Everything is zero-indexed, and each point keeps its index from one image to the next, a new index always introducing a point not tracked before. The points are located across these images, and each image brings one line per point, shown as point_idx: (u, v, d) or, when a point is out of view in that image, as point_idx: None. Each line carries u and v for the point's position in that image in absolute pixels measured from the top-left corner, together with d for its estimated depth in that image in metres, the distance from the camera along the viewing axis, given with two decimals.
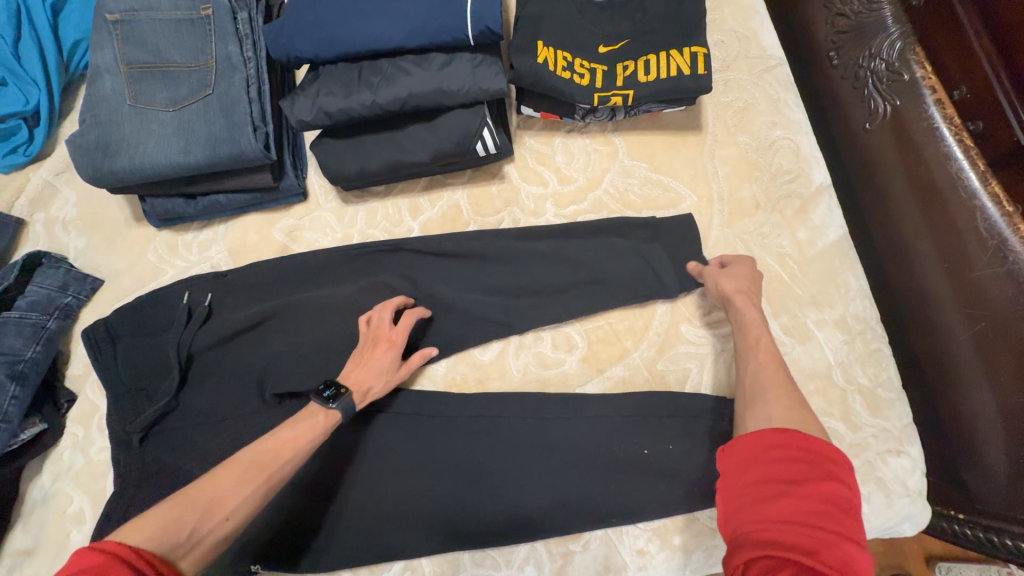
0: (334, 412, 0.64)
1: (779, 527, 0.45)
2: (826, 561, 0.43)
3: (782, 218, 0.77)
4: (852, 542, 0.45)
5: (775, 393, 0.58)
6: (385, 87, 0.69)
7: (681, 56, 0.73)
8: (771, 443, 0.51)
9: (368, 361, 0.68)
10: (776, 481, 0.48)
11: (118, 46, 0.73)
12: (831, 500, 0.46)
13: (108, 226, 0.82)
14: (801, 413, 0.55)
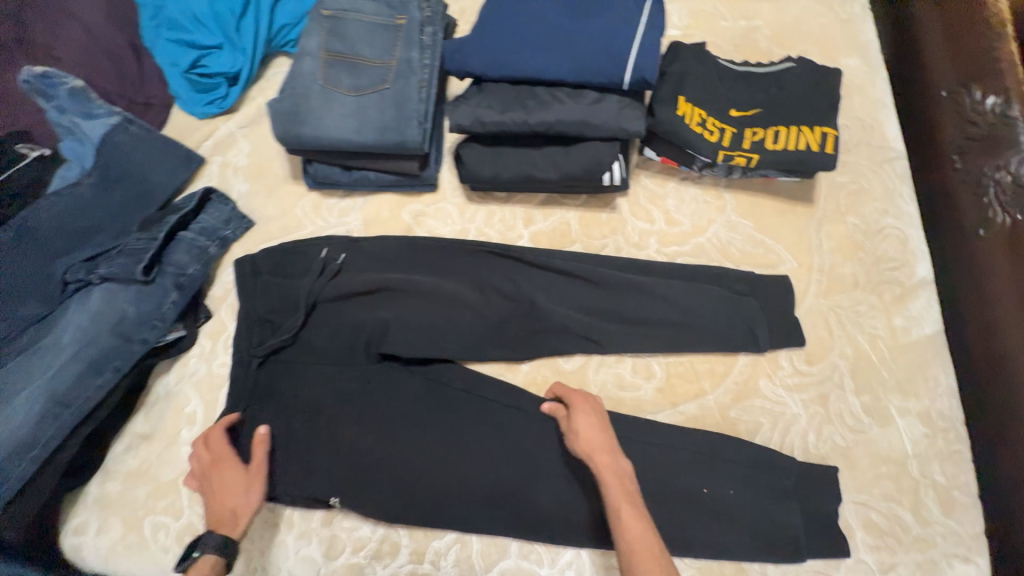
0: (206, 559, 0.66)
1: None
2: None
3: (879, 301, 0.79)
4: None
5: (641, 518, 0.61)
6: (539, 111, 0.78)
7: (810, 134, 0.79)
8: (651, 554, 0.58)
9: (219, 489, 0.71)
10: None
11: (324, 36, 0.87)
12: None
13: (270, 178, 0.95)
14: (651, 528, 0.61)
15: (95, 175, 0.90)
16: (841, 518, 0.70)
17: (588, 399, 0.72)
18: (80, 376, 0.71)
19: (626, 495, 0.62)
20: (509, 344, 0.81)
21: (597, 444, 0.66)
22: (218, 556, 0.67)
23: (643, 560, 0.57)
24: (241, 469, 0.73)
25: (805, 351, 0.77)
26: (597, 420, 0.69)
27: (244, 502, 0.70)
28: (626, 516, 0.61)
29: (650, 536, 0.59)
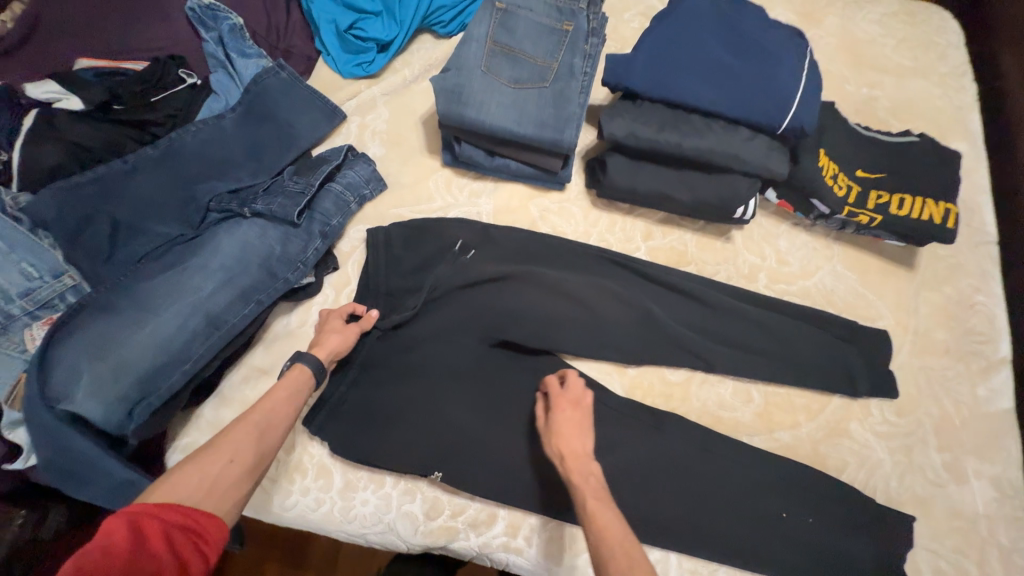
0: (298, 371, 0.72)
1: None
2: None
3: (965, 370, 0.86)
4: None
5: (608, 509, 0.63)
6: (692, 137, 0.84)
7: (932, 206, 0.85)
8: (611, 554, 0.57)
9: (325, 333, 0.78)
10: None
11: (493, 26, 0.91)
12: None
13: (405, 147, 0.99)
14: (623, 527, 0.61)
15: (240, 109, 0.93)
16: (914, 562, 0.76)
17: (570, 402, 0.75)
18: (231, 302, 0.76)
19: (593, 491, 0.65)
20: (621, 348, 0.85)
21: (565, 446, 0.70)
22: (310, 373, 0.73)
23: (610, 550, 0.58)
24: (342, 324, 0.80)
25: (895, 403, 0.83)
26: (574, 424, 0.73)
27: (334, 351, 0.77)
28: (593, 508, 0.63)
29: (617, 525, 0.61)
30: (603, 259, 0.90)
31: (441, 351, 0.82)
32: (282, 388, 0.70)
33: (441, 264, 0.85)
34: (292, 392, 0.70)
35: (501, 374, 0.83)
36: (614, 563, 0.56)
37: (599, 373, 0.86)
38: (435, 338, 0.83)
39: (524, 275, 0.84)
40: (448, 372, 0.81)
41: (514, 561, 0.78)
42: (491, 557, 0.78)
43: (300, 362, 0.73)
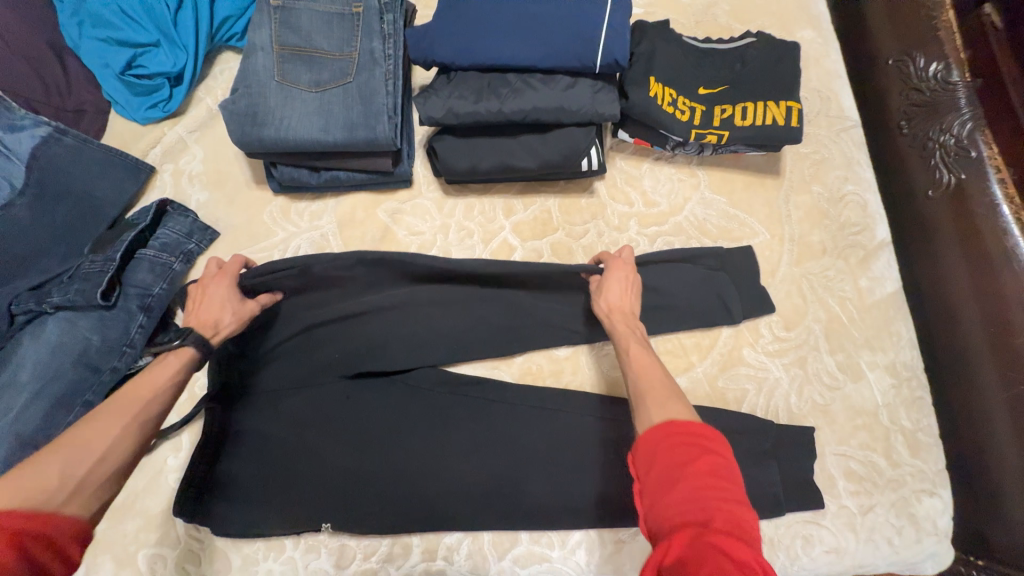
0: (186, 348, 0.67)
1: (682, 504, 0.46)
2: (718, 526, 0.44)
3: (845, 265, 0.84)
4: (736, 503, 0.46)
5: (663, 378, 0.62)
6: (512, 99, 0.77)
7: (777, 108, 0.81)
8: (668, 432, 0.52)
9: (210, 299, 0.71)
10: (677, 466, 0.49)
11: (275, 29, 0.81)
12: (712, 472, 0.48)
13: (229, 185, 0.89)
14: (680, 405, 0.57)
15: (29, 194, 0.82)
16: (825, 470, 0.75)
17: (625, 266, 0.76)
18: (47, 416, 0.68)
19: (637, 340, 0.68)
20: (501, 338, 0.81)
21: (616, 314, 0.72)
22: (196, 351, 0.67)
23: (646, 381, 0.62)
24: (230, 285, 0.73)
25: (782, 317, 0.81)
26: (624, 283, 0.75)
27: (227, 319, 0.71)
28: (636, 353, 0.66)
29: (657, 366, 0.64)
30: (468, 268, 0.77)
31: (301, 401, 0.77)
32: (160, 372, 0.64)
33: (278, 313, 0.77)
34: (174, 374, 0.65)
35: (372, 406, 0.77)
36: (653, 392, 0.59)
37: (485, 368, 0.82)
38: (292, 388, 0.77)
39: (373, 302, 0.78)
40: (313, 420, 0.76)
41: None
42: None
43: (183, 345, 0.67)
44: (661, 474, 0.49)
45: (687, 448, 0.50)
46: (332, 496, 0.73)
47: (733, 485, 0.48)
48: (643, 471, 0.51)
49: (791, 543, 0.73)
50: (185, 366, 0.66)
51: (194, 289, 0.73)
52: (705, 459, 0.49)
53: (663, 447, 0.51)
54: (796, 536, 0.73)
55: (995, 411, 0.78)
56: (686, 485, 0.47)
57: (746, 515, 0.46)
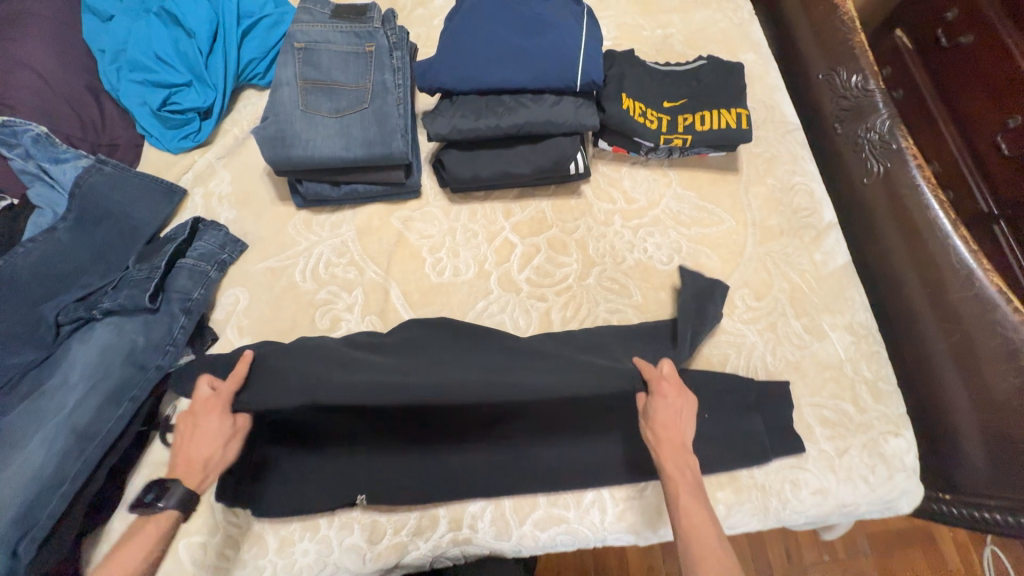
0: (167, 508, 0.67)
1: None
2: None
3: (801, 243, 0.97)
4: None
5: (709, 528, 0.66)
6: (508, 115, 0.90)
7: (730, 114, 0.96)
8: None
9: (198, 436, 0.71)
10: None
11: (298, 66, 0.94)
12: None
13: (256, 202, 0.99)
14: (730, 558, 0.63)
15: (71, 218, 0.88)
16: (803, 419, 0.85)
17: (672, 389, 0.76)
18: (100, 407, 0.73)
19: (688, 488, 0.70)
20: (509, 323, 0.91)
21: (666, 446, 0.73)
22: (177, 514, 0.68)
23: (689, 531, 0.66)
24: (220, 419, 0.72)
25: (753, 290, 0.93)
26: (676, 414, 0.74)
27: (214, 457, 0.71)
28: (687, 504, 0.68)
29: (704, 516, 0.67)
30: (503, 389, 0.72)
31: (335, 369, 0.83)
32: (148, 529, 0.67)
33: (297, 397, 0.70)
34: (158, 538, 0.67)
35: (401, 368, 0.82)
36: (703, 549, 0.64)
37: None
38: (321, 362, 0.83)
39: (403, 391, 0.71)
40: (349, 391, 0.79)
41: (467, 551, 0.81)
42: (445, 556, 0.81)
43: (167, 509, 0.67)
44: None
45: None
46: (365, 472, 0.80)
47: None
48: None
49: (780, 487, 0.82)
50: (171, 524, 0.68)
51: (189, 413, 0.73)
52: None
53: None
54: (785, 481, 0.82)
55: (939, 361, 0.89)
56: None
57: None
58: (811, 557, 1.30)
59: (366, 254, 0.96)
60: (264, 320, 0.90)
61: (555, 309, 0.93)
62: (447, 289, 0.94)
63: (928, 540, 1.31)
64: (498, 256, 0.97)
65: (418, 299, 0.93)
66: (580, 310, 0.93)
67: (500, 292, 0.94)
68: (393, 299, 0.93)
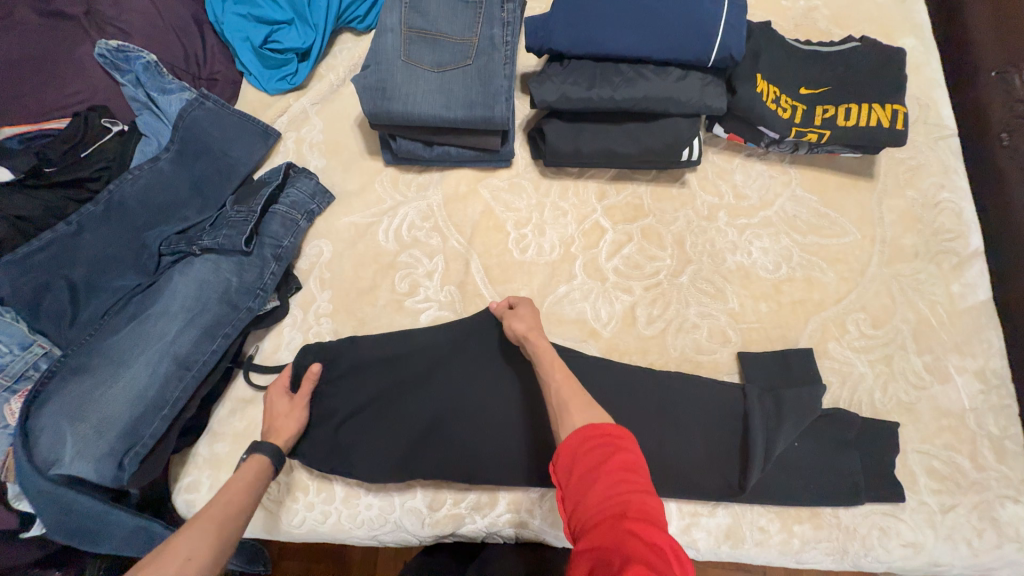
0: (256, 456, 0.72)
1: (603, 500, 0.50)
2: (634, 513, 0.48)
3: (938, 270, 0.85)
4: (645, 490, 0.50)
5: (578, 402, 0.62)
6: (624, 87, 0.81)
7: (883, 110, 0.82)
8: (592, 456, 0.53)
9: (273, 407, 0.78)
10: (597, 469, 0.52)
11: (404, 12, 0.88)
12: (626, 468, 0.52)
13: (345, 154, 0.97)
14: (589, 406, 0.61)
15: (173, 149, 0.89)
16: (906, 466, 0.77)
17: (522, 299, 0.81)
18: (197, 341, 0.78)
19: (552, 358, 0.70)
20: (591, 312, 0.87)
21: (535, 334, 0.73)
22: (268, 459, 0.72)
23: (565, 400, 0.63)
24: (288, 398, 0.79)
25: (870, 316, 0.83)
26: (531, 313, 0.75)
27: (287, 421, 0.77)
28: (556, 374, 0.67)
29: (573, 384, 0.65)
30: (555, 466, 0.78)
31: (393, 373, 0.82)
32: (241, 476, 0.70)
33: (355, 439, 0.80)
34: (252, 478, 0.70)
35: (455, 385, 0.81)
36: (574, 410, 0.60)
37: (572, 341, 0.86)
38: (388, 368, 0.83)
39: (439, 449, 0.79)
40: (400, 409, 0.80)
41: (522, 533, 0.81)
42: (499, 533, 0.81)
43: (258, 451, 0.72)
44: (578, 479, 0.53)
45: (599, 446, 0.54)
46: (415, 447, 0.79)
47: (643, 474, 0.52)
48: (564, 471, 0.55)
49: (867, 533, 0.75)
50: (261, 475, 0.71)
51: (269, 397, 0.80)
52: (618, 454, 0.53)
53: (580, 448, 0.55)
54: (873, 527, 0.75)
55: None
56: (601, 481, 0.51)
57: (655, 501, 0.50)
58: None
59: (450, 221, 0.93)
60: (346, 276, 0.90)
61: (640, 305, 0.87)
62: (529, 268, 0.90)
63: None
64: (586, 240, 0.91)
65: (498, 275, 0.90)
66: (667, 309, 0.86)
67: (584, 279, 0.89)
68: (473, 271, 0.90)
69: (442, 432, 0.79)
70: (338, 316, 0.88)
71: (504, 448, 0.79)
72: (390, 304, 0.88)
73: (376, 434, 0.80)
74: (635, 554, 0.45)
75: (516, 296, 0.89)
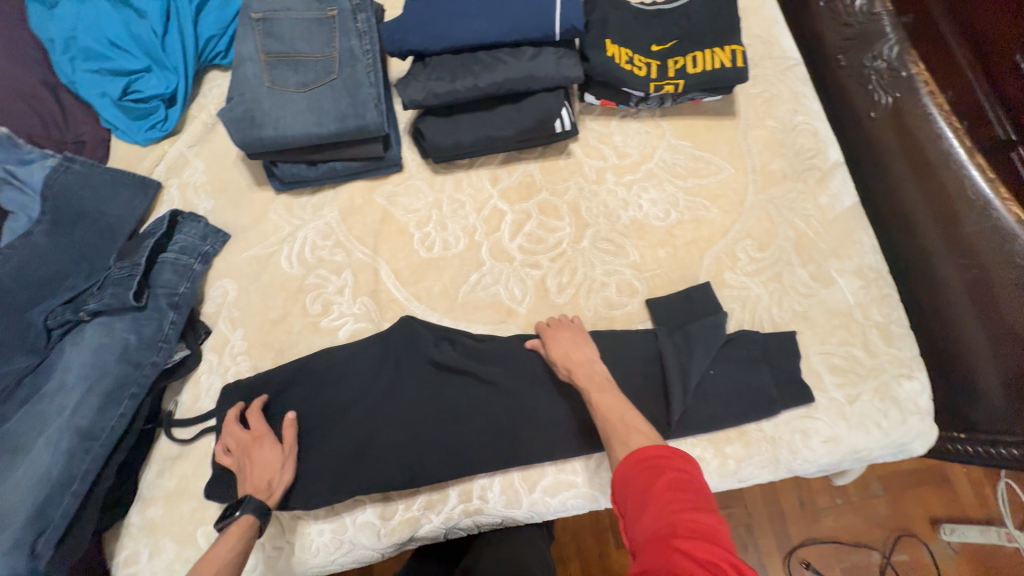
0: (245, 516, 0.70)
1: (652, 519, 0.56)
2: (679, 533, 0.53)
3: (805, 186, 0.92)
4: (698, 512, 0.55)
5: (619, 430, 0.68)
6: (486, 73, 0.84)
7: (724, 52, 0.89)
8: (639, 477, 0.61)
9: (257, 461, 0.75)
10: (644, 490, 0.60)
11: (260, 39, 0.88)
12: (672, 488, 0.58)
13: (233, 190, 0.96)
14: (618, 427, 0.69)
15: (47, 221, 0.85)
16: (811, 368, 0.83)
17: (562, 325, 0.82)
18: (99, 409, 0.74)
19: (600, 388, 0.74)
20: (506, 293, 0.90)
21: (576, 366, 0.76)
22: (254, 518, 0.71)
23: (611, 424, 0.69)
24: (279, 448, 0.77)
25: (756, 241, 0.89)
26: (572, 340, 0.79)
27: (279, 475, 0.75)
28: (597, 400, 0.72)
29: (614, 407, 0.71)
30: (496, 446, 0.80)
31: (326, 393, 0.82)
32: (230, 536, 0.70)
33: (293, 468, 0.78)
34: (241, 534, 0.70)
35: (388, 391, 0.82)
36: (618, 437, 0.67)
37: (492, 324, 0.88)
38: (313, 384, 0.83)
39: (384, 459, 0.78)
40: (339, 426, 0.81)
41: (480, 521, 0.81)
42: (458, 527, 0.81)
43: (245, 510, 0.70)
44: (634, 499, 0.60)
45: (649, 470, 0.61)
46: (354, 463, 0.78)
47: (697, 496, 0.58)
48: (625, 496, 0.62)
49: (790, 438, 0.81)
50: (248, 534, 0.70)
51: (240, 458, 0.76)
52: (666, 476, 0.59)
53: (631, 472, 0.63)
54: (795, 432, 0.81)
55: (952, 293, 0.85)
56: (653, 503, 0.57)
57: (710, 521, 0.55)
58: (823, 499, 1.25)
59: (352, 234, 0.93)
60: (256, 310, 0.89)
61: (550, 276, 0.90)
62: (439, 264, 0.92)
63: (939, 473, 1.26)
64: (488, 226, 0.94)
65: (408, 277, 0.91)
66: (575, 275, 0.90)
67: (492, 263, 0.91)
68: (383, 278, 0.91)
69: (385, 439, 0.80)
70: (254, 351, 0.86)
71: (448, 440, 0.80)
72: (306, 328, 0.88)
73: (314, 457, 0.79)
74: (680, 564, 0.50)
75: (431, 294, 0.90)
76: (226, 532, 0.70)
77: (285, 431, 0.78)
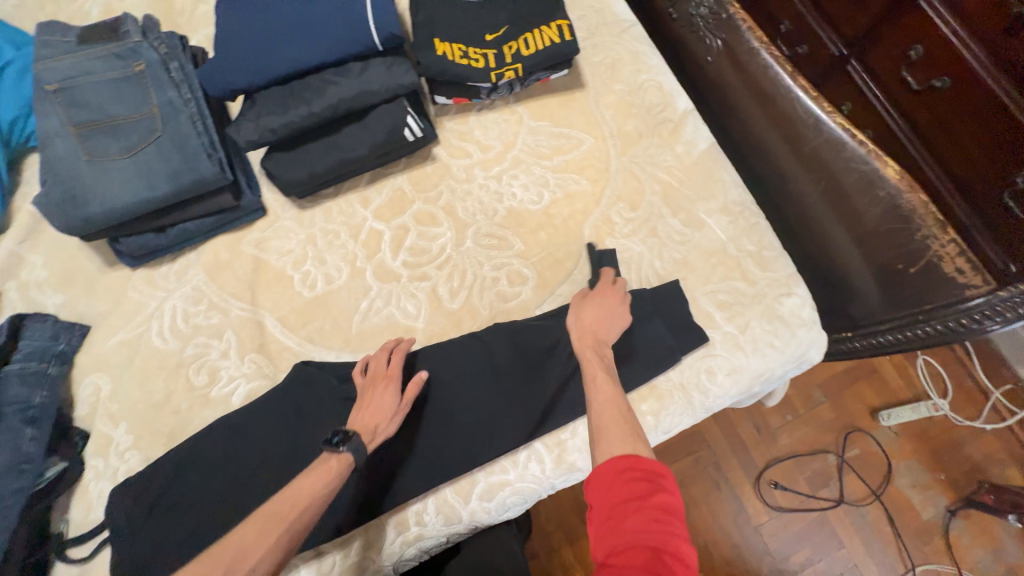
0: (345, 455, 0.68)
1: (635, 534, 0.51)
2: (663, 559, 0.49)
3: (661, 139, 0.96)
4: (681, 540, 0.52)
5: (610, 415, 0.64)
6: (318, 98, 0.81)
7: (551, 30, 0.90)
8: (627, 487, 0.55)
9: (372, 403, 0.74)
10: (633, 501, 0.54)
11: (62, 111, 0.80)
12: (662, 509, 0.53)
13: (82, 278, 0.88)
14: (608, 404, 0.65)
15: None
16: (701, 309, 0.86)
17: (601, 292, 0.82)
18: None
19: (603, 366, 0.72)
20: (399, 313, 0.87)
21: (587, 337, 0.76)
22: (352, 459, 0.68)
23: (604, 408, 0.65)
24: (393, 397, 0.75)
25: (627, 202, 0.92)
26: (600, 312, 0.79)
27: (385, 424, 0.72)
28: (600, 373, 0.70)
29: (614, 388, 0.68)
30: (419, 468, 0.78)
31: (227, 468, 0.76)
32: (317, 476, 0.66)
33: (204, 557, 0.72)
34: (328, 479, 0.66)
35: (293, 446, 0.77)
36: (610, 428, 0.62)
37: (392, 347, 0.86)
38: (212, 458, 0.77)
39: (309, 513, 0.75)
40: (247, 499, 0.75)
41: (424, 546, 0.78)
42: (405, 558, 0.78)
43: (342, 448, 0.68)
44: (615, 507, 0.54)
45: (637, 482, 0.56)
46: None
47: (681, 521, 0.53)
48: (600, 497, 0.56)
49: (698, 380, 0.84)
50: (341, 475, 0.67)
51: (365, 389, 0.76)
52: (659, 494, 0.54)
53: (617, 477, 0.56)
54: (700, 372, 0.84)
55: (810, 207, 0.91)
56: (638, 518, 0.52)
57: (688, 549, 0.52)
58: (775, 420, 1.32)
59: (225, 293, 0.88)
60: (136, 398, 0.82)
61: (440, 284, 0.89)
62: (326, 300, 0.88)
63: (868, 367, 1.35)
64: (368, 249, 0.91)
65: (296, 321, 0.87)
66: (465, 277, 0.89)
67: (380, 286, 0.89)
68: (270, 329, 0.86)
69: None
70: (142, 442, 0.80)
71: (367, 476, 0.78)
72: (195, 403, 0.82)
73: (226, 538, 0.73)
74: None
75: (323, 332, 0.87)
76: (316, 468, 0.68)
77: (410, 385, 0.76)
